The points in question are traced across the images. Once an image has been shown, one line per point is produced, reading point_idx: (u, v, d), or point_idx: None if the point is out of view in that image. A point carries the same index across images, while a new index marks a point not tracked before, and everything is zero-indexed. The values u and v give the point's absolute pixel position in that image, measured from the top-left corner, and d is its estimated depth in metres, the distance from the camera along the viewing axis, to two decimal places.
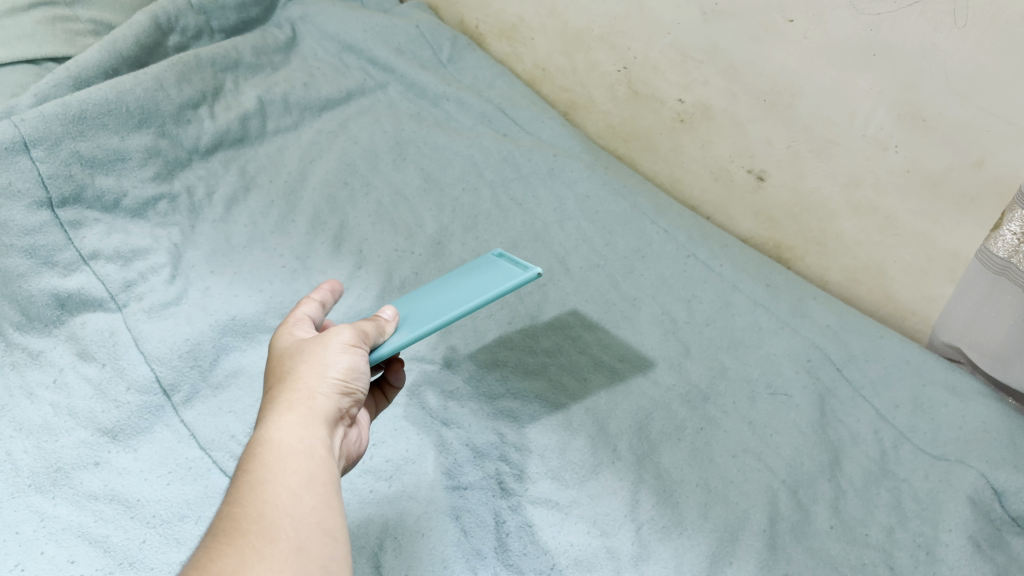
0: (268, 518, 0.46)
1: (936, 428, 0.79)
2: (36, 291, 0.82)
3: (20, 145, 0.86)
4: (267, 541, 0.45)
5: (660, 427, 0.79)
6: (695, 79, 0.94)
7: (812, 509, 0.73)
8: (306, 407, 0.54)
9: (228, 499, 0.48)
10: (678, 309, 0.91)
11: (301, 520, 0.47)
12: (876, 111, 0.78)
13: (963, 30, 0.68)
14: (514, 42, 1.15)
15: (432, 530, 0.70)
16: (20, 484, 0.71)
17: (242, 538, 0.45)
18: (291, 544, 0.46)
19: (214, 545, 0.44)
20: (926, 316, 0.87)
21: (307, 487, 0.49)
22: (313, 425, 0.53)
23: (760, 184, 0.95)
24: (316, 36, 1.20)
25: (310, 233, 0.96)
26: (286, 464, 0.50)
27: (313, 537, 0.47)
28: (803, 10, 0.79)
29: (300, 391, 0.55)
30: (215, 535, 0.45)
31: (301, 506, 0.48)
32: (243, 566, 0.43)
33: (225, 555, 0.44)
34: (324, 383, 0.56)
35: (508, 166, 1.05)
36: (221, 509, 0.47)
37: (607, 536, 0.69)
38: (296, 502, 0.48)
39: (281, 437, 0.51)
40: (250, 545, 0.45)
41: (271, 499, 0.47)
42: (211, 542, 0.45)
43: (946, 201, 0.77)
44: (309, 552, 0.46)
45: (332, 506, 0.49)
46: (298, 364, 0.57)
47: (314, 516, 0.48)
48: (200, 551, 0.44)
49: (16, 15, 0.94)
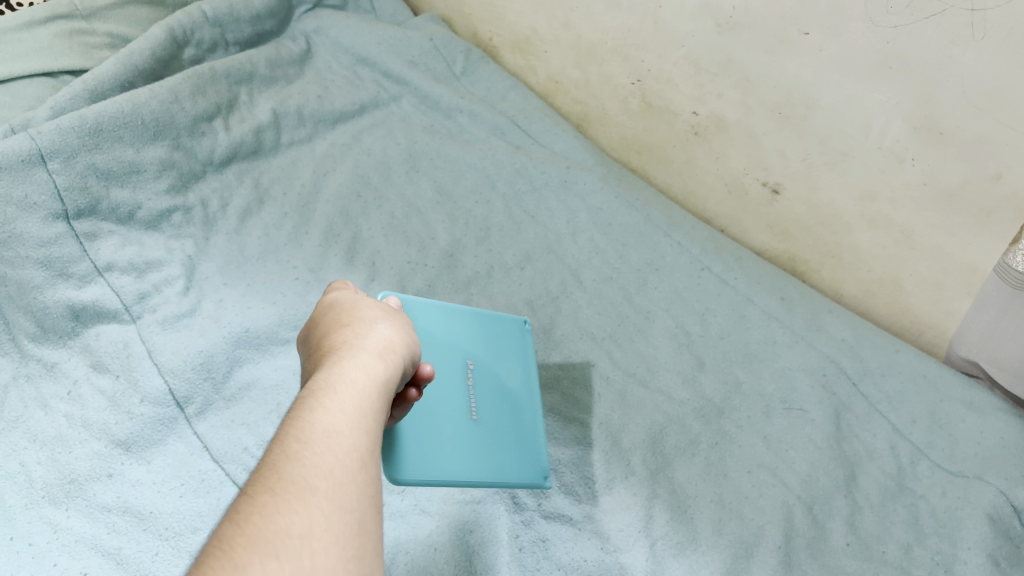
0: (338, 477, 0.39)
1: (954, 444, 0.78)
2: (52, 303, 0.82)
3: (36, 158, 0.86)
4: (337, 506, 0.37)
5: (674, 442, 0.79)
6: (709, 92, 0.93)
7: (828, 526, 0.73)
8: (373, 366, 0.46)
9: (288, 445, 0.40)
10: (692, 323, 0.90)
11: (366, 487, 0.40)
12: (893, 123, 0.78)
13: (980, 43, 0.67)
14: (528, 55, 1.15)
15: (443, 545, 0.70)
16: (33, 496, 0.71)
17: (311, 492, 0.37)
18: (357, 514, 0.38)
19: (282, 494, 0.37)
20: (943, 330, 0.87)
21: (373, 452, 0.41)
22: (386, 388, 0.46)
23: (774, 197, 0.94)
24: (329, 49, 1.20)
25: (324, 245, 0.96)
26: (359, 418, 0.42)
27: (373, 516, 0.39)
28: (818, 23, 0.78)
29: (377, 346, 0.48)
30: (279, 484, 0.37)
31: (365, 476, 0.40)
32: (312, 527, 0.36)
33: (298, 511, 0.36)
34: (401, 344, 0.50)
35: (521, 179, 1.05)
36: (277, 460, 0.39)
37: (621, 552, 0.70)
38: (363, 467, 0.40)
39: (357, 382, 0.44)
40: (319, 505, 0.37)
41: (340, 456, 0.40)
42: (277, 493, 0.37)
43: (962, 215, 0.77)
44: (371, 527, 0.38)
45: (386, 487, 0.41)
46: (372, 325, 0.51)
47: (374, 487, 0.40)
48: (264, 501, 0.36)
49: (32, 28, 0.94)
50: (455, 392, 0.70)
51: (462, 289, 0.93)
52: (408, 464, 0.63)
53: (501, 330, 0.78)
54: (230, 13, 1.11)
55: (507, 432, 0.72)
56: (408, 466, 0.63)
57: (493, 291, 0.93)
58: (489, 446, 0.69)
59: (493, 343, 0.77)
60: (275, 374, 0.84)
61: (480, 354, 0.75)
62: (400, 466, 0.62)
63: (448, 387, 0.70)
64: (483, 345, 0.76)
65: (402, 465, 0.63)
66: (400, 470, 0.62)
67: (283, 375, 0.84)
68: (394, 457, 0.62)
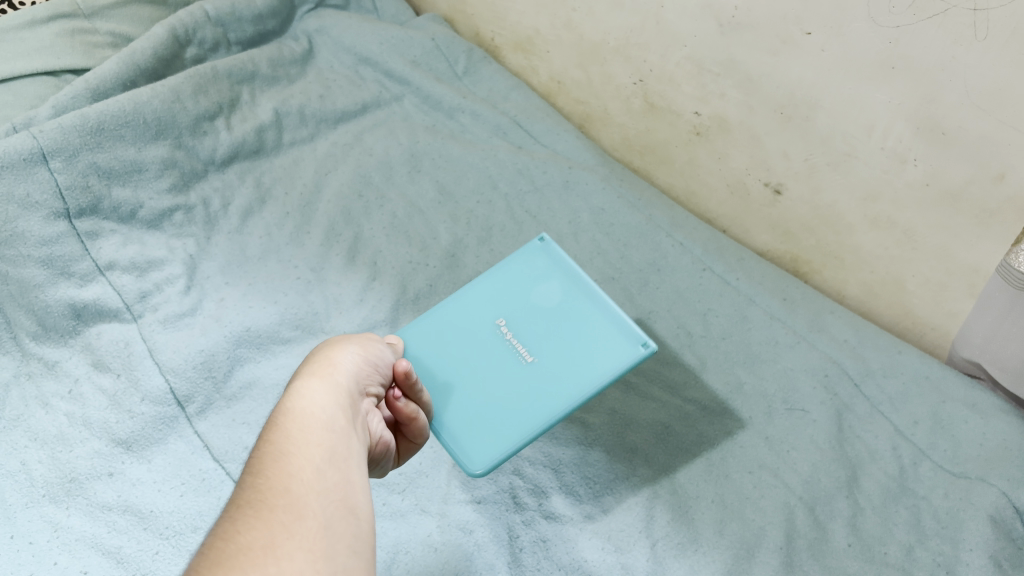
0: (295, 494, 0.45)
1: (957, 445, 0.78)
2: (53, 302, 0.83)
3: (38, 156, 0.86)
4: (295, 517, 0.44)
5: (676, 442, 0.79)
6: (711, 92, 0.93)
7: (829, 527, 0.72)
8: (335, 378, 0.56)
9: (250, 476, 0.46)
10: (694, 323, 0.90)
11: (328, 495, 0.46)
12: (896, 123, 0.77)
13: (983, 42, 0.67)
14: (530, 55, 1.14)
15: (444, 545, 0.71)
16: (34, 494, 0.72)
17: (269, 513, 0.43)
18: (319, 520, 0.44)
19: (243, 517, 0.43)
20: (946, 331, 0.87)
21: (328, 461, 0.48)
22: (337, 396, 0.54)
23: (777, 197, 0.94)
24: (332, 48, 1.20)
25: (325, 244, 0.96)
26: (306, 448, 0.48)
27: (338, 514, 0.46)
28: (821, 23, 0.78)
29: (318, 372, 0.55)
30: (241, 508, 0.44)
31: (326, 480, 0.47)
32: (274, 542, 0.42)
33: (256, 531, 0.42)
34: (345, 361, 0.58)
35: (523, 179, 1.05)
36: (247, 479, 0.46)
37: (622, 552, 0.71)
38: (320, 477, 0.47)
39: (300, 410, 0.51)
40: (279, 520, 0.43)
41: (298, 472, 0.47)
42: (238, 515, 0.43)
43: (965, 215, 0.77)
44: (337, 529, 0.45)
45: (354, 482, 0.49)
46: (322, 351, 0.59)
47: (337, 493, 0.47)
48: (228, 524, 0.43)
49: (35, 27, 0.94)
50: (503, 351, 0.74)
51: None
52: (480, 453, 0.69)
53: (523, 265, 0.79)
54: (232, 12, 1.11)
55: (567, 349, 0.72)
56: (480, 455, 0.69)
57: None
58: (553, 378, 0.71)
59: (522, 275, 0.78)
60: (276, 373, 0.83)
61: (510, 300, 0.77)
62: (474, 461, 0.68)
63: (493, 358, 0.74)
64: (511, 290, 0.77)
65: (476, 458, 0.69)
66: (475, 464, 0.68)
67: (285, 374, 0.83)
68: (467, 455, 0.69)
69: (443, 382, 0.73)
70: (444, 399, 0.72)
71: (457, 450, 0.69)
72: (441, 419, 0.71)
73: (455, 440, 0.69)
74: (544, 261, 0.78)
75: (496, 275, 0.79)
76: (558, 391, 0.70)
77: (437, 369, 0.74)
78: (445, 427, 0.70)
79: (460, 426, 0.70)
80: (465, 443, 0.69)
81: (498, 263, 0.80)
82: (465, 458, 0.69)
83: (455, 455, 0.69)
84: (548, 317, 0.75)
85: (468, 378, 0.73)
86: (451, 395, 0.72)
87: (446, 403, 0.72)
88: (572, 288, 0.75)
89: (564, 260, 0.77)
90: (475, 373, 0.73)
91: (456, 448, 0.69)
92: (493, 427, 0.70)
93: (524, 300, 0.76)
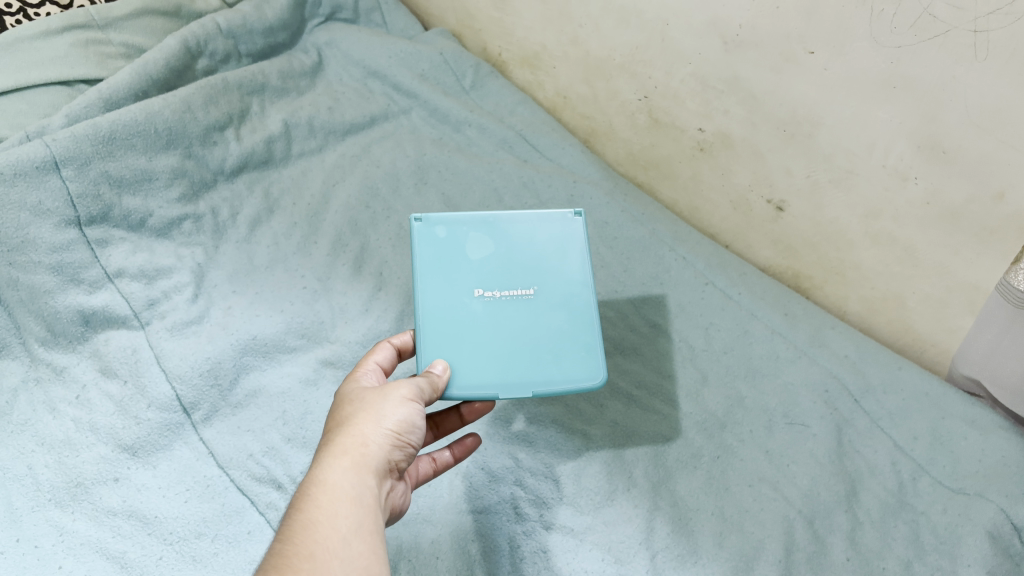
0: (320, 561, 0.51)
1: (956, 461, 0.78)
2: (63, 308, 0.84)
3: (51, 164, 0.86)
4: None
5: (676, 455, 0.80)
6: (715, 108, 0.94)
7: (828, 541, 0.73)
8: (362, 451, 0.60)
9: (281, 544, 0.53)
10: (695, 337, 0.91)
11: (349, 564, 0.52)
12: (897, 142, 0.78)
13: (983, 63, 0.67)
14: (536, 70, 1.15)
15: (445, 554, 0.73)
16: (41, 498, 0.73)
17: None
18: None
19: None
20: (944, 348, 0.88)
21: (355, 533, 0.54)
22: (365, 473, 0.58)
23: (779, 214, 0.95)
24: (341, 61, 1.20)
25: (331, 254, 0.97)
26: (330, 525, 0.54)
27: None
28: (824, 43, 0.78)
29: (351, 447, 0.60)
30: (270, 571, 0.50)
31: (351, 550, 0.54)
32: None
33: None
34: (378, 434, 0.61)
35: (527, 192, 1.05)
36: (276, 546, 0.53)
37: (622, 564, 0.72)
38: (344, 546, 0.53)
39: (334, 484, 0.56)
40: None
41: (324, 543, 0.53)
42: None
43: (967, 234, 0.77)
44: None
45: (377, 553, 0.55)
46: (353, 421, 0.62)
47: (359, 563, 0.53)
48: None
49: (50, 37, 0.95)
50: (506, 310, 0.73)
51: None
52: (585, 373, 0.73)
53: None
54: (244, 24, 1.11)
55: (537, 255, 0.76)
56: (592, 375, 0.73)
57: None
58: (557, 289, 0.75)
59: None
60: (281, 381, 0.85)
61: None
62: (585, 370, 0.73)
63: (499, 322, 0.73)
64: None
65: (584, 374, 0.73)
66: (589, 368, 0.73)
67: (289, 383, 0.85)
68: (576, 376, 0.72)
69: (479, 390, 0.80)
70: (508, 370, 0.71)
71: (563, 379, 0.72)
72: (527, 380, 0.71)
73: (550, 374, 0.72)
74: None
75: (428, 267, 0.74)
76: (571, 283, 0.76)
77: (481, 371, 0.71)
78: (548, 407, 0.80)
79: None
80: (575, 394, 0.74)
81: (416, 267, 0.74)
82: (580, 379, 0.72)
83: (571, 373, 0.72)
84: (495, 254, 0.75)
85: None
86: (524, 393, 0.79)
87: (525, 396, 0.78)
88: (498, 230, 0.76)
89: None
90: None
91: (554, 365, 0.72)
92: (557, 342, 0.73)
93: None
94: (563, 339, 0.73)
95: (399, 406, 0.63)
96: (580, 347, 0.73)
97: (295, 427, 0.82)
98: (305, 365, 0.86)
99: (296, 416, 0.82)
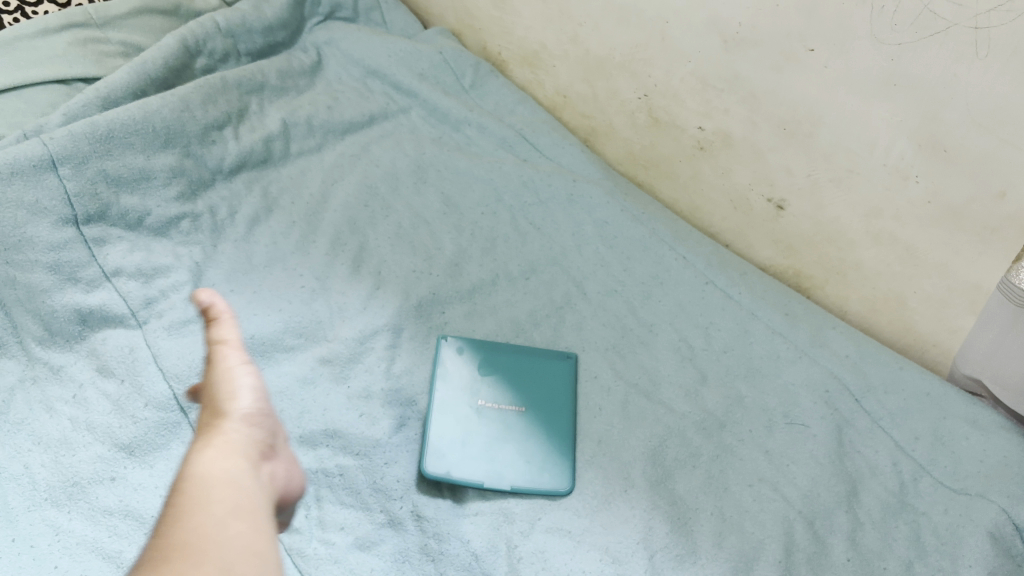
0: (194, 548, 0.36)
1: (957, 461, 0.78)
2: (59, 306, 0.83)
3: (47, 162, 0.86)
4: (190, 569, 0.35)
5: (675, 454, 0.80)
6: (715, 107, 0.93)
7: (829, 541, 0.73)
8: (216, 437, 0.46)
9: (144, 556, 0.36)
10: (695, 336, 0.90)
11: (230, 546, 0.37)
12: (898, 141, 0.78)
13: (985, 60, 0.67)
14: (536, 69, 1.14)
15: (440, 555, 0.72)
16: (36, 498, 0.73)
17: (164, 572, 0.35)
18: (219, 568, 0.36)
19: None
20: (946, 347, 0.87)
21: (232, 510, 0.39)
22: (237, 455, 0.44)
23: (779, 213, 0.95)
24: (341, 61, 1.19)
25: (330, 253, 0.96)
26: (204, 518, 0.38)
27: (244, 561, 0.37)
28: (824, 41, 0.78)
29: (211, 439, 0.45)
30: None
31: (231, 529, 0.38)
32: None
33: None
34: (231, 419, 0.48)
35: (527, 192, 1.05)
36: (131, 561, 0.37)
37: (620, 564, 0.71)
38: (218, 525, 0.38)
39: (203, 471, 0.42)
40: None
41: (195, 526, 0.38)
42: None
43: (968, 233, 0.77)
44: None
45: (263, 531, 0.40)
46: (200, 417, 0.48)
47: (245, 545, 0.38)
48: None
49: (47, 36, 0.95)
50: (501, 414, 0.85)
51: (466, 298, 0.94)
52: (554, 479, 0.78)
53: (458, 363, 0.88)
54: (243, 23, 1.10)
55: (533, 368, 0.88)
56: (558, 483, 0.78)
57: (496, 302, 0.94)
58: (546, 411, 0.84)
59: (476, 362, 0.88)
60: (278, 381, 0.84)
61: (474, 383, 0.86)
62: (551, 485, 0.78)
63: (486, 444, 0.82)
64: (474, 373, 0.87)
65: (553, 478, 0.78)
66: (556, 485, 0.77)
67: (285, 382, 0.84)
68: (545, 479, 0.78)
69: (494, 437, 0.83)
70: (492, 469, 0.79)
71: (532, 480, 0.78)
72: (506, 479, 0.78)
73: (525, 489, 0.77)
74: (467, 357, 0.88)
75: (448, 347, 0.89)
76: (563, 392, 0.86)
77: (466, 476, 0.78)
78: (554, 452, 0.81)
79: (527, 395, 0.86)
80: (551, 461, 0.80)
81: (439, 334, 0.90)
82: (547, 482, 0.78)
83: (537, 490, 0.77)
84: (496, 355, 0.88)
85: (506, 398, 0.86)
86: (532, 437, 0.82)
87: (530, 442, 0.82)
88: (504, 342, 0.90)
89: (478, 343, 0.90)
90: (523, 392, 0.86)
91: (526, 482, 0.78)
92: (537, 467, 0.79)
93: (491, 374, 0.88)
94: (538, 452, 0.81)
95: (238, 370, 0.50)
96: (551, 466, 0.79)
97: (291, 426, 0.80)
98: (301, 365, 0.85)
99: (293, 416, 0.81)
